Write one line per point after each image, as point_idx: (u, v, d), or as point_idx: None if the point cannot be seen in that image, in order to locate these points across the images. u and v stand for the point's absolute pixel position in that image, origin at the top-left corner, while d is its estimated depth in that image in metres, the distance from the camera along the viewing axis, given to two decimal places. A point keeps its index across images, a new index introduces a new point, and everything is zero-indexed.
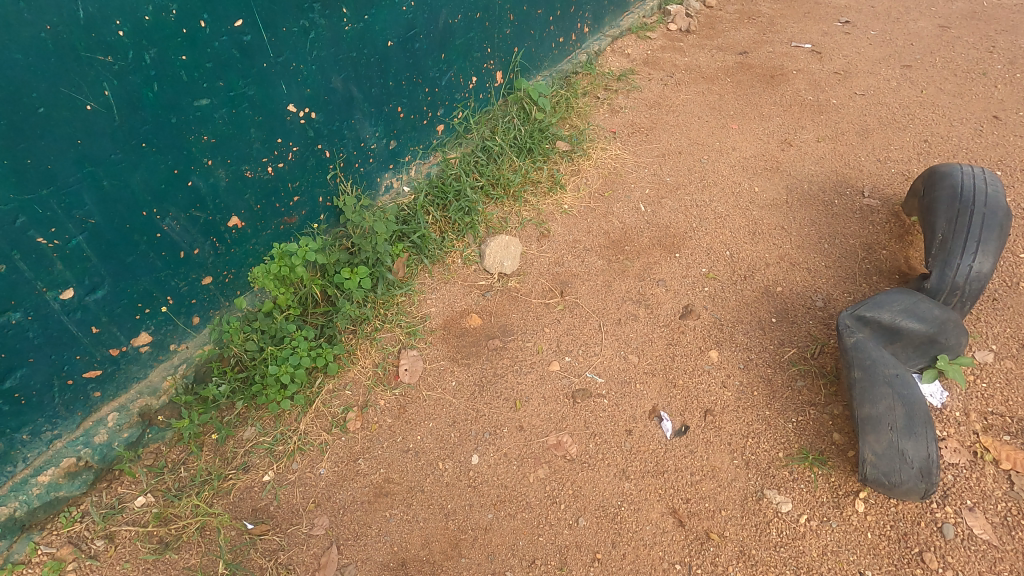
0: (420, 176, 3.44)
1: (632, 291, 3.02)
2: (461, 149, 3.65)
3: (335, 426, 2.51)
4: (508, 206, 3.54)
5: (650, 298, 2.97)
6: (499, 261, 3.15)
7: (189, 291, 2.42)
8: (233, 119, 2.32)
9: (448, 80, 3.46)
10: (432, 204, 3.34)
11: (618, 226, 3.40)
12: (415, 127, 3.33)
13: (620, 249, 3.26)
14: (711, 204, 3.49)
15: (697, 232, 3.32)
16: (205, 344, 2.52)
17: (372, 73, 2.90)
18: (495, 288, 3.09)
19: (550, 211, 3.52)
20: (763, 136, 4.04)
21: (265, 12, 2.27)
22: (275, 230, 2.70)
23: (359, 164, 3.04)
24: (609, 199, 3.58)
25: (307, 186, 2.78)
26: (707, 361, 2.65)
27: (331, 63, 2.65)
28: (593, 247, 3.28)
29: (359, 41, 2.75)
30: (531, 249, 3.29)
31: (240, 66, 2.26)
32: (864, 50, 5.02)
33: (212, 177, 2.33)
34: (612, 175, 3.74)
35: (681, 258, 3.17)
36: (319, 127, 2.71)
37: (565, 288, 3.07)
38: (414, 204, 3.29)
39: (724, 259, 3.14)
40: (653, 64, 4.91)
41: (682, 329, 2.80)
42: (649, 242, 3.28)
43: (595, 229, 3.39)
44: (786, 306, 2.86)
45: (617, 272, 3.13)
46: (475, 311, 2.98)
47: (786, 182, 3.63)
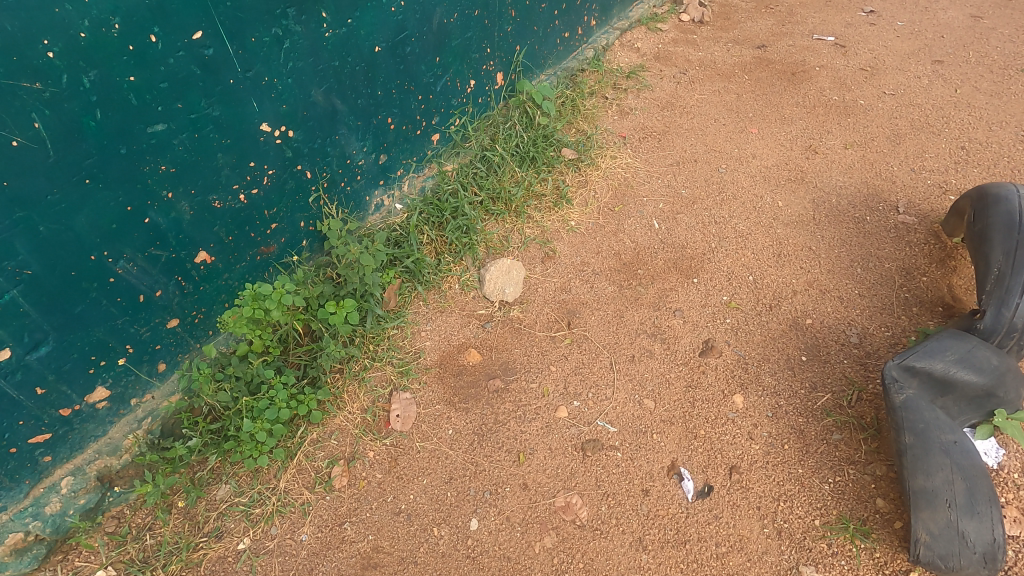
0: (413, 192, 3.15)
1: (646, 323, 2.75)
2: (458, 159, 3.36)
3: (319, 484, 2.26)
4: (510, 223, 3.25)
5: (666, 332, 2.71)
6: (502, 288, 2.89)
7: (151, 337, 2.15)
8: (196, 145, 2.04)
9: (444, 85, 3.16)
10: (426, 222, 3.06)
11: (630, 246, 3.12)
12: (408, 139, 3.04)
13: (632, 272, 2.98)
14: (731, 221, 3.21)
15: (716, 254, 3.04)
16: (173, 394, 2.26)
17: (358, 83, 2.60)
18: (496, 318, 2.83)
19: (555, 229, 3.24)
20: (785, 142, 3.73)
21: (229, 21, 1.97)
22: (251, 261, 2.43)
23: (346, 183, 2.76)
24: (620, 215, 3.29)
25: (286, 211, 2.50)
26: (731, 407, 2.40)
27: (311, 75, 2.35)
28: (603, 271, 3.01)
29: (343, 48, 2.45)
30: (535, 272, 3.02)
31: (202, 84, 1.97)
32: (891, 44, 4.68)
33: (174, 211, 2.05)
34: (623, 187, 3.45)
35: (699, 284, 2.89)
36: (298, 146, 2.43)
37: (572, 318, 2.80)
38: (407, 224, 3.00)
39: (746, 285, 2.87)
40: (665, 60, 4.58)
41: (702, 369, 2.54)
42: (664, 264, 3.01)
43: (604, 250, 3.11)
44: (817, 342, 2.59)
45: (630, 300, 2.86)
46: (474, 346, 2.72)
47: (812, 195, 3.34)
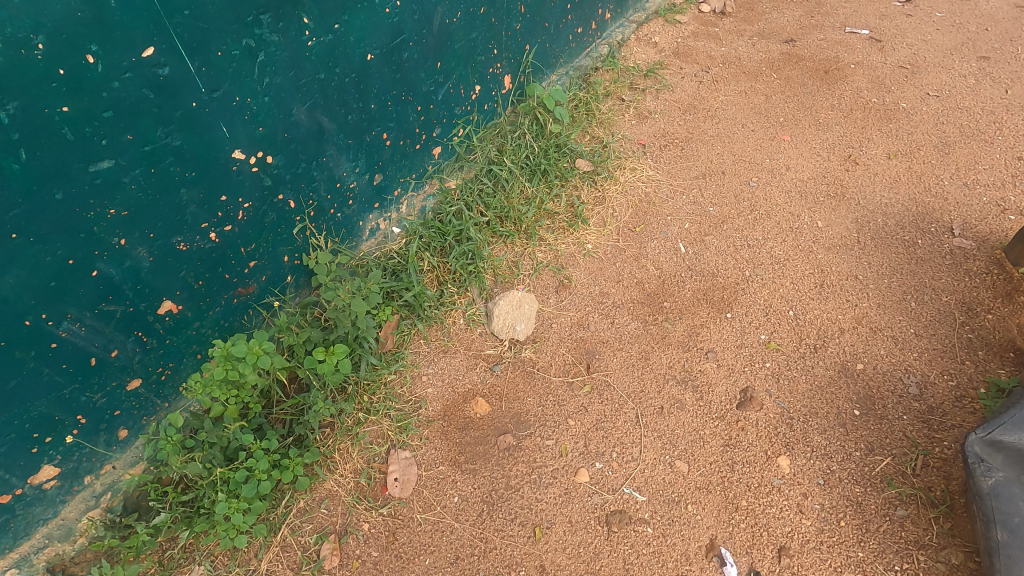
0: (412, 213, 2.83)
1: (675, 367, 2.45)
2: (462, 175, 3.04)
3: (306, 566, 1.97)
4: (521, 245, 2.93)
5: (698, 378, 2.40)
6: (513, 323, 2.58)
7: (108, 403, 1.85)
8: (154, 182, 1.72)
9: (446, 93, 2.82)
10: (427, 248, 2.75)
11: (653, 274, 2.80)
12: (406, 155, 2.71)
13: (657, 305, 2.67)
14: (766, 245, 2.89)
15: (751, 284, 2.73)
16: (136, 464, 1.96)
17: (349, 97, 2.27)
18: (506, 359, 2.53)
19: (570, 253, 2.92)
20: (821, 152, 3.39)
21: (188, 33, 1.64)
22: (227, 305, 2.12)
23: (336, 209, 2.43)
24: (641, 237, 2.98)
25: (266, 247, 2.18)
26: (776, 472, 2.10)
27: (292, 90, 2.02)
28: (625, 303, 2.69)
29: (329, 58, 2.11)
30: (549, 305, 2.71)
31: (157, 110, 1.65)
32: (931, 37, 4.30)
33: (129, 259, 1.74)
34: (644, 204, 3.12)
35: (733, 320, 2.59)
36: (279, 173, 2.10)
37: (592, 361, 2.50)
38: (405, 252, 2.69)
39: (787, 322, 2.56)
40: (685, 56, 4.21)
41: (741, 424, 2.24)
42: (692, 296, 2.69)
43: (626, 278, 2.80)
44: (870, 393, 2.29)
45: (656, 339, 2.55)
46: (482, 394, 2.42)
47: (855, 213, 3.01)
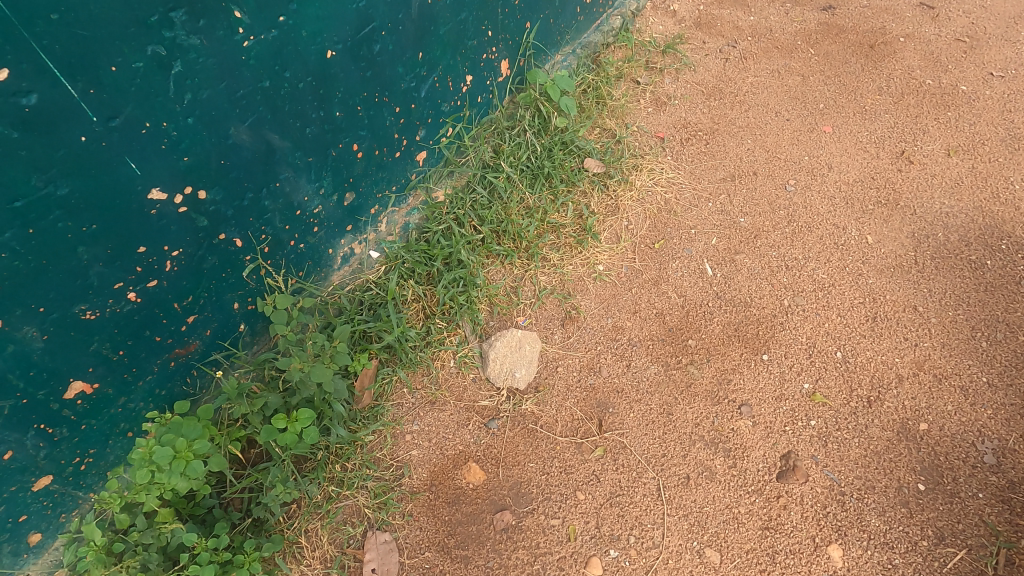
0: (394, 233, 2.41)
1: (703, 424, 2.08)
2: (452, 182, 2.60)
3: None
4: (521, 267, 2.52)
5: (730, 440, 2.04)
6: (512, 370, 2.20)
7: (10, 509, 1.52)
8: (36, 246, 1.33)
9: (431, 88, 2.35)
10: (411, 277, 2.35)
11: (676, 304, 2.40)
12: (383, 167, 2.27)
13: (681, 344, 2.28)
14: (807, 267, 2.47)
15: (791, 316, 2.33)
16: (55, 570, 1.62)
17: (305, 107, 1.81)
18: (504, 413, 2.16)
19: (578, 276, 2.51)
20: (869, 146, 2.92)
21: (61, 45, 1.21)
22: (162, 371, 1.73)
23: (298, 240, 2.02)
24: (660, 256, 2.56)
25: (209, 297, 1.78)
26: (826, 566, 1.77)
27: (226, 107, 1.57)
28: (643, 340, 2.30)
29: (275, 61, 1.65)
30: (554, 342, 2.32)
31: (27, 151, 1.24)
32: (992, 3, 3.73)
33: (13, 343, 1.37)
34: (664, 214, 2.69)
35: (770, 364, 2.20)
36: (217, 208, 1.67)
37: (605, 416, 2.13)
38: (384, 282, 2.29)
39: (834, 367, 2.17)
40: (708, 26, 3.66)
41: (783, 501, 1.89)
42: (722, 333, 2.30)
43: (644, 308, 2.40)
44: (937, 462, 1.93)
45: (681, 387, 2.17)
46: (476, 459, 2.06)
47: (910, 226, 2.58)
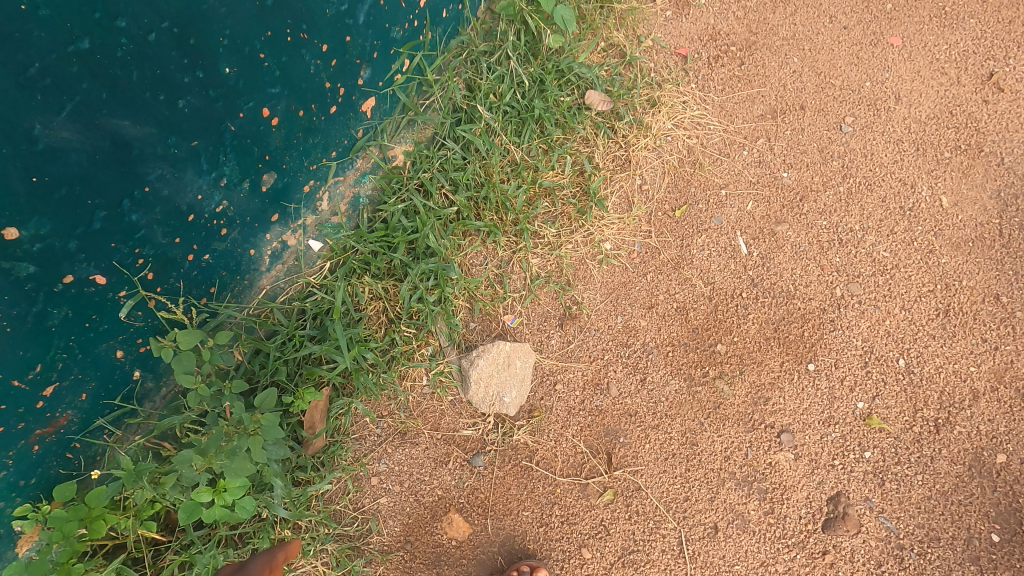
0: (339, 213, 1.83)
1: (733, 458, 1.71)
2: (413, 135, 1.96)
3: None
4: (508, 248, 1.97)
5: (765, 479, 1.68)
6: (499, 395, 1.76)
7: None
8: None
9: (372, 8, 1.65)
10: (365, 273, 1.81)
11: (702, 295, 1.92)
12: (313, 130, 1.64)
13: (707, 351, 1.84)
14: (864, 241, 1.97)
15: (844, 311, 1.87)
16: None
17: (168, 69, 1.19)
18: (491, 447, 1.75)
19: (579, 258, 1.98)
20: (948, 67, 2.28)
21: None
22: (22, 460, 1.27)
23: (198, 252, 1.45)
24: (681, 227, 2.02)
25: (70, 357, 1.27)
26: None
27: (14, 95, 0.98)
28: (662, 347, 1.85)
29: (91, 4, 1.03)
30: (551, 350, 1.86)
31: None
32: None
33: None
34: (687, 168, 2.11)
35: (816, 377, 1.79)
36: (46, 245, 1.12)
37: (615, 448, 1.74)
38: (330, 285, 1.77)
39: (894, 380, 1.77)
40: None
41: (829, 559, 1.59)
42: (758, 335, 1.85)
43: (663, 302, 1.92)
44: (1015, 505, 1.61)
45: (708, 409, 1.77)
46: (459, 508, 1.69)
47: (996, 182, 2.05)
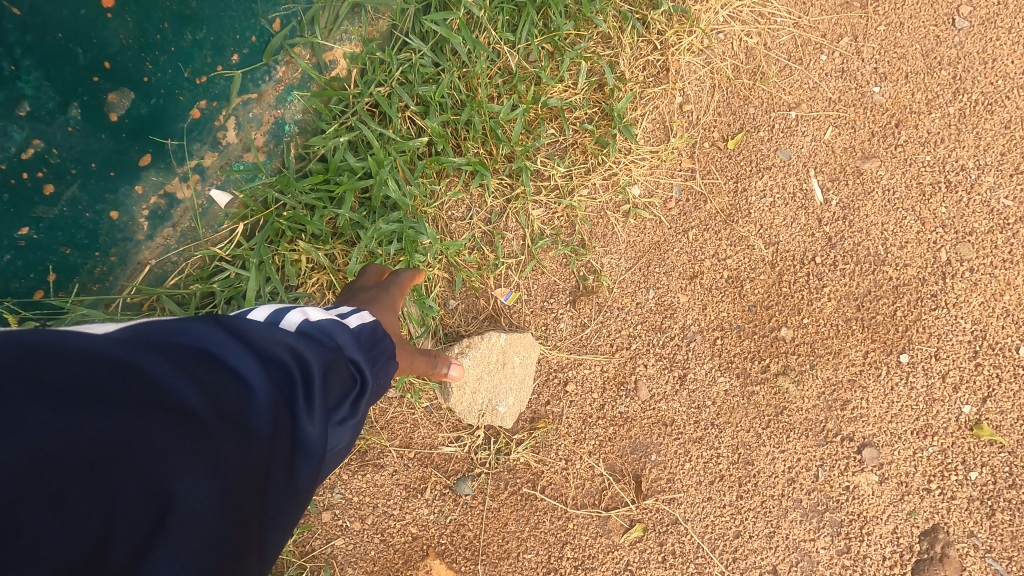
0: (256, 148, 1.24)
1: (799, 482, 1.31)
2: (362, 28, 1.33)
3: None
4: (501, 193, 1.45)
5: (840, 510, 1.29)
6: (490, 403, 1.31)
7: None
8: None
9: None
10: (299, 236, 1.29)
11: (762, 260, 1.43)
12: (194, 19, 1.07)
13: (768, 338, 1.38)
14: (980, 184, 1.45)
15: (951, 283, 1.40)
16: None
17: None
18: (481, 471, 1.33)
19: (597, 209, 1.46)
20: None
21: None
22: None
23: (6, 220, 0.96)
24: (736, 164, 1.49)
25: None
26: None
27: None
28: (708, 333, 1.39)
29: None
30: (559, 337, 1.40)
31: None
32: None
33: None
34: (744, 80, 1.52)
35: (910, 372, 1.35)
36: None
37: (646, 469, 1.32)
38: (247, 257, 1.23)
39: (1012, 377, 1.34)
40: None
41: None
42: (835, 316, 1.39)
43: (711, 272, 1.42)
44: None
45: (768, 417, 1.34)
46: (441, 551, 1.30)
47: None
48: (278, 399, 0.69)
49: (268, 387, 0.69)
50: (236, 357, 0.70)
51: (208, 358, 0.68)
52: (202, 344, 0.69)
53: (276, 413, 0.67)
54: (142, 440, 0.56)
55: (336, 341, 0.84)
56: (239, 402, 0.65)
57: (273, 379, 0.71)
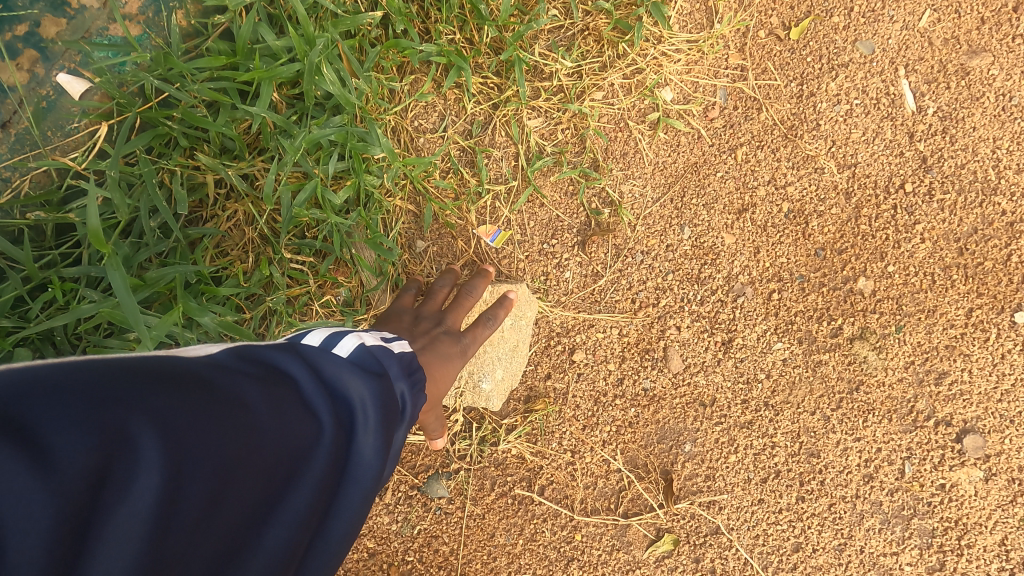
0: (125, 15, 0.85)
1: (879, 479, 1.00)
2: None
3: None
4: (485, 97, 1.07)
5: (932, 516, 0.99)
6: (470, 378, 1.03)
7: None
8: None
9: None
10: (199, 147, 0.92)
11: (835, 188, 1.07)
12: None
13: (842, 292, 1.04)
14: None
15: None
16: None
17: None
18: (461, 466, 1.03)
19: (614, 119, 1.08)
20: None
21: None
22: None
23: None
24: (801, 61, 1.10)
25: None
26: None
27: None
28: (761, 286, 1.04)
29: None
30: (565, 290, 1.06)
31: None
32: None
33: None
34: None
35: None
36: None
37: (678, 463, 1.02)
38: (104, 167, 0.83)
39: None
40: None
41: None
42: (930, 262, 1.04)
43: (768, 204, 1.07)
44: None
45: (838, 396, 1.02)
46: (405, 571, 1.02)
47: None
48: (343, 438, 0.58)
49: (340, 424, 0.58)
50: (310, 383, 0.58)
51: (279, 379, 0.57)
52: (279, 374, 0.57)
53: (348, 456, 0.58)
54: (228, 491, 0.48)
55: (392, 369, 0.68)
56: (314, 450, 0.55)
57: (345, 418, 0.59)
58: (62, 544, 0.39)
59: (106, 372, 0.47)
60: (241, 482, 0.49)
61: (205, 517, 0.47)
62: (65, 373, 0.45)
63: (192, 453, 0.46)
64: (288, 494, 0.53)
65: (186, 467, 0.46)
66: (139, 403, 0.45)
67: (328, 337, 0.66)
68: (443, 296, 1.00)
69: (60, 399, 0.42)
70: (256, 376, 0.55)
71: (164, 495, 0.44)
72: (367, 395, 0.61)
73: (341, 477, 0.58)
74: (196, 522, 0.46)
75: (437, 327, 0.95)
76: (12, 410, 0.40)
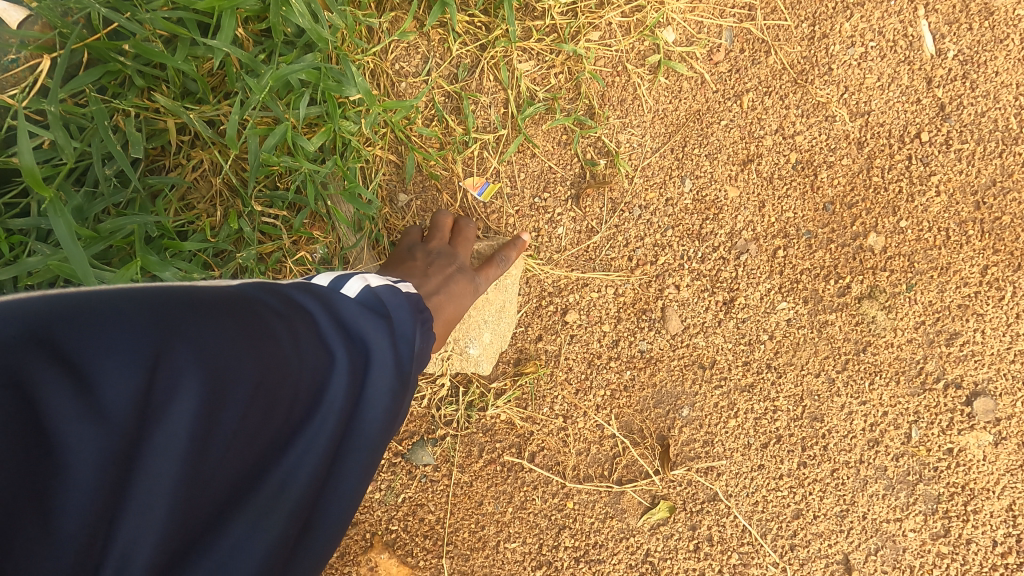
0: None
1: (884, 444, 0.96)
2: None
3: None
4: (470, 37, 0.99)
5: (937, 481, 0.95)
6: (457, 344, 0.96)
7: None
8: None
9: None
10: (157, 87, 0.84)
11: (846, 138, 1.00)
12: None
13: (850, 250, 0.98)
14: None
15: None
16: None
17: None
18: (448, 433, 0.98)
19: (610, 62, 1.00)
20: None
21: None
22: None
23: None
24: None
25: None
26: None
27: None
28: (765, 243, 0.98)
29: None
30: (556, 247, 0.99)
31: None
32: None
33: None
34: None
35: None
36: None
37: (674, 428, 0.97)
38: (46, 105, 0.75)
39: None
40: None
41: None
42: (945, 217, 0.98)
43: (773, 155, 1.00)
44: None
45: (843, 359, 0.97)
46: (391, 541, 0.98)
47: None
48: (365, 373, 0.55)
49: (360, 355, 0.54)
50: (329, 316, 0.54)
51: (295, 310, 0.53)
52: (297, 306, 0.53)
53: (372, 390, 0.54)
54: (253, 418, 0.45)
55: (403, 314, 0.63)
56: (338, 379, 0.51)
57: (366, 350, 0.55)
58: (103, 472, 0.39)
59: (134, 298, 0.45)
60: (268, 408, 0.46)
61: (235, 441, 0.44)
62: (87, 299, 0.43)
63: (214, 376, 0.44)
64: (314, 426, 0.49)
65: (216, 393, 0.43)
66: (161, 329, 0.43)
67: (338, 281, 0.63)
68: (448, 228, 0.94)
69: (87, 326, 0.41)
70: (276, 307, 0.52)
71: (197, 418, 0.42)
72: (385, 334, 0.57)
73: (365, 413, 0.54)
74: (227, 450, 0.44)
75: (451, 266, 0.88)
76: (41, 334, 0.39)
